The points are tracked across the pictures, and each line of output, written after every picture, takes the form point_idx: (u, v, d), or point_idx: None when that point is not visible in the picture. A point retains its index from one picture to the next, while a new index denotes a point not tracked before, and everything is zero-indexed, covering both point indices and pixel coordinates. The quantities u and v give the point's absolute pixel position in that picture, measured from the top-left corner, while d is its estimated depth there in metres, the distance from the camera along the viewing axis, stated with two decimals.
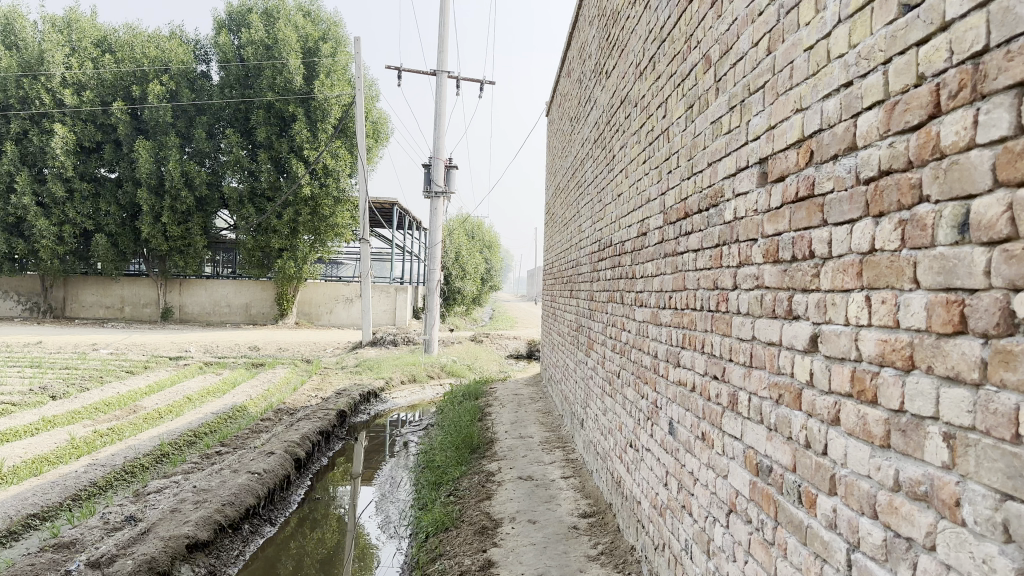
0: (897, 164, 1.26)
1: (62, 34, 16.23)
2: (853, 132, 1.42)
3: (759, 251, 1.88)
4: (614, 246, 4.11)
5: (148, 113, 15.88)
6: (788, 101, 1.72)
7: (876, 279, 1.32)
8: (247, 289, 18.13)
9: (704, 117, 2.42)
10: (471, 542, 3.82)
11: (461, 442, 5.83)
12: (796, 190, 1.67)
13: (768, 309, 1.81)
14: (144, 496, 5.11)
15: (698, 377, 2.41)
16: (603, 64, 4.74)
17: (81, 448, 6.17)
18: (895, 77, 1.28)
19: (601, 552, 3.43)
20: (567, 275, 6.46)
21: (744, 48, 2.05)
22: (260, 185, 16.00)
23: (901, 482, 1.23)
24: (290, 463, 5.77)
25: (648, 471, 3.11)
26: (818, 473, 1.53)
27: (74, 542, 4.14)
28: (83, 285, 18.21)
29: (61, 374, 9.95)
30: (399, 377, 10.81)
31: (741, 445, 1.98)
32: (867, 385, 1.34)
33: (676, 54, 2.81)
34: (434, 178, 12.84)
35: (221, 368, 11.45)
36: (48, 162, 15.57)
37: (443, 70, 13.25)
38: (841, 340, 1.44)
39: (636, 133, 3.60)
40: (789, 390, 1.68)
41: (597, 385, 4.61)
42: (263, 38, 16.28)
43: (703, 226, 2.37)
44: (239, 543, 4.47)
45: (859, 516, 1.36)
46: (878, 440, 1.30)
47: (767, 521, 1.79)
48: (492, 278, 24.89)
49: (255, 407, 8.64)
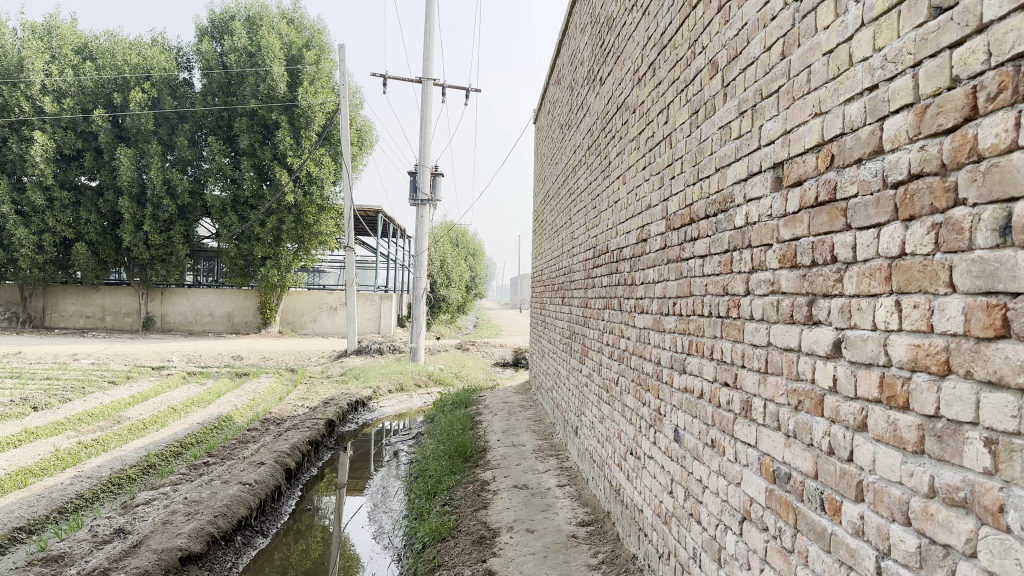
0: (929, 166, 1.26)
1: (42, 41, 16.05)
2: (879, 136, 1.41)
3: (774, 256, 1.87)
4: (610, 253, 4.09)
5: (130, 120, 15.76)
6: (806, 105, 1.72)
7: (907, 284, 1.31)
8: (230, 298, 17.97)
9: (710, 123, 2.41)
10: (470, 552, 3.78)
11: (453, 450, 5.79)
12: (815, 195, 1.66)
13: (784, 315, 1.80)
14: (133, 508, 5.02)
15: (706, 384, 2.39)
16: (597, 70, 4.73)
17: (66, 460, 6.08)
18: (925, 80, 1.27)
19: (602, 561, 3.41)
20: (558, 282, 6.46)
21: (755, 52, 2.05)
22: (243, 193, 15.92)
23: (937, 489, 1.22)
24: (280, 473, 5.71)
25: (651, 478, 3.09)
26: (843, 479, 1.51)
27: (64, 555, 4.06)
28: (63, 294, 17.99)
29: (43, 384, 9.80)
30: (386, 386, 10.76)
31: (756, 452, 1.97)
32: (897, 391, 1.33)
33: (679, 58, 2.80)
34: (420, 186, 12.80)
35: (204, 377, 11.34)
36: (27, 170, 15.35)
37: (428, 78, 13.25)
38: (867, 345, 1.43)
39: (633, 139, 3.60)
40: (809, 395, 1.66)
41: (592, 393, 4.60)
42: (246, 46, 16.22)
43: (711, 232, 2.37)
44: (233, 555, 4.40)
45: (890, 522, 1.34)
46: (910, 445, 1.29)
47: (785, 529, 1.78)
48: (477, 286, 24.86)
49: (242, 417, 8.55)
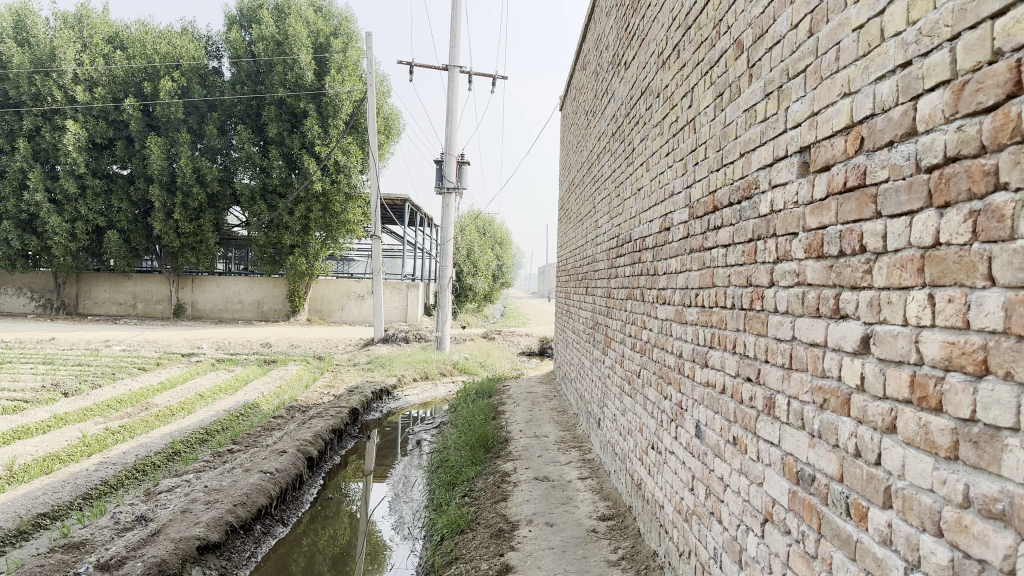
0: (967, 149, 1.16)
1: (74, 30, 16.19)
2: (911, 116, 1.31)
3: (800, 246, 1.77)
4: (633, 242, 3.99)
5: (160, 109, 15.84)
6: (835, 86, 1.61)
7: (942, 275, 1.21)
8: (260, 286, 18.10)
9: (735, 106, 2.31)
10: (487, 545, 3.72)
11: (474, 441, 5.73)
12: (843, 180, 1.56)
13: (810, 308, 1.70)
14: (155, 496, 5.05)
15: (728, 378, 2.30)
16: (622, 55, 4.62)
17: (92, 446, 6.11)
18: (964, 53, 1.17)
19: (622, 557, 3.33)
20: (582, 272, 6.37)
21: (782, 30, 1.94)
22: (272, 181, 15.97)
23: (972, 498, 1.12)
24: (302, 462, 5.69)
25: (671, 474, 3.01)
26: (869, 484, 1.42)
27: (85, 542, 4.08)
28: (96, 281, 18.24)
29: (73, 370, 9.91)
30: (411, 374, 10.75)
31: (779, 452, 1.87)
32: (929, 392, 1.23)
33: (703, 40, 2.69)
34: (446, 174, 12.74)
35: (233, 364, 11.42)
36: (60, 158, 15.50)
37: (454, 66, 13.15)
38: (897, 341, 1.33)
39: (657, 124, 3.49)
40: (835, 394, 1.57)
41: (615, 385, 4.51)
42: (274, 34, 16.17)
43: (735, 220, 2.27)
44: (251, 545, 4.39)
45: (920, 532, 1.25)
46: (943, 450, 1.20)
47: (809, 533, 1.68)
48: (503, 274, 24.81)
49: (268, 404, 8.59)
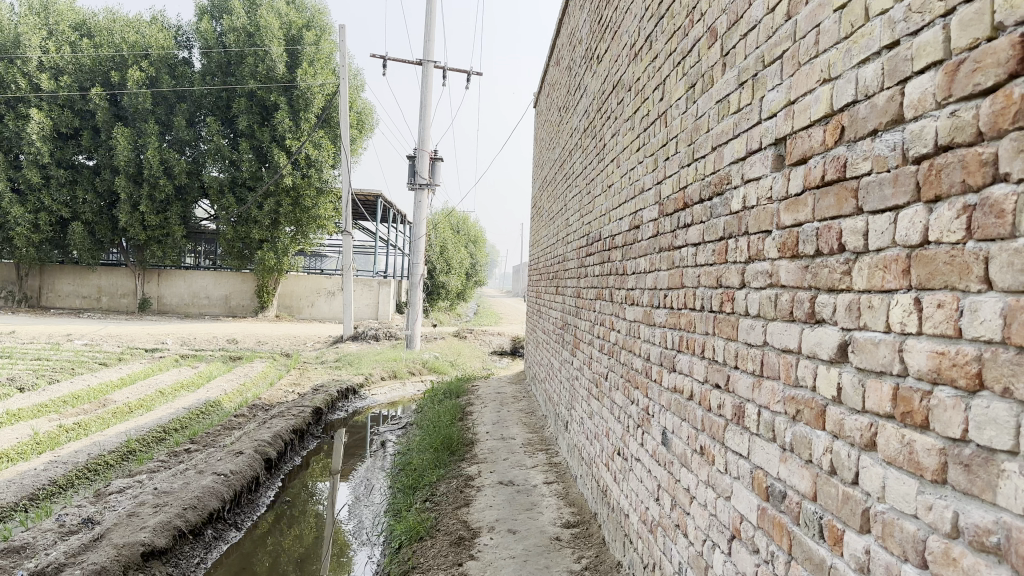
0: (961, 137, 1.04)
1: (39, 17, 15.70)
2: (898, 101, 1.19)
3: (773, 245, 1.65)
4: (603, 241, 3.87)
5: (128, 99, 15.47)
6: (814, 71, 1.49)
7: (930, 278, 1.09)
8: (227, 281, 17.80)
9: (707, 98, 2.18)
10: (446, 554, 3.57)
11: (439, 443, 5.57)
12: (821, 174, 1.43)
13: (783, 311, 1.58)
14: (104, 498, 4.84)
15: (696, 385, 2.17)
16: (594, 49, 4.49)
17: (43, 444, 5.87)
18: (960, 31, 1.05)
19: (585, 567, 3.20)
20: (552, 271, 6.22)
21: (757, 15, 1.82)
22: (241, 174, 15.63)
23: (963, 528, 1.00)
24: (259, 463, 5.50)
25: (637, 483, 2.88)
26: (845, 505, 1.30)
27: (25, 547, 3.85)
28: (60, 275, 17.80)
29: (31, 365, 9.58)
30: (379, 373, 10.56)
31: (748, 465, 1.75)
32: (914, 407, 1.11)
33: (676, 30, 2.57)
34: (419, 170, 12.55)
35: (197, 360, 11.13)
36: (22, 147, 15.09)
37: (428, 60, 12.96)
38: (879, 350, 1.20)
39: (628, 119, 3.36)
40: (810, 406, 1.44)
41: (582, 387, 4.38)
42: (245, 25, 15.90)
43: (706, 217, 2.14)
44: (201, 550, 4.20)
45: (902, 562, 1.12)
46: (929, 472, 1.07)
47: (779, 555, 1.56)
48: (477, 273, 24.65)
49: (230, 401, 8.37)
